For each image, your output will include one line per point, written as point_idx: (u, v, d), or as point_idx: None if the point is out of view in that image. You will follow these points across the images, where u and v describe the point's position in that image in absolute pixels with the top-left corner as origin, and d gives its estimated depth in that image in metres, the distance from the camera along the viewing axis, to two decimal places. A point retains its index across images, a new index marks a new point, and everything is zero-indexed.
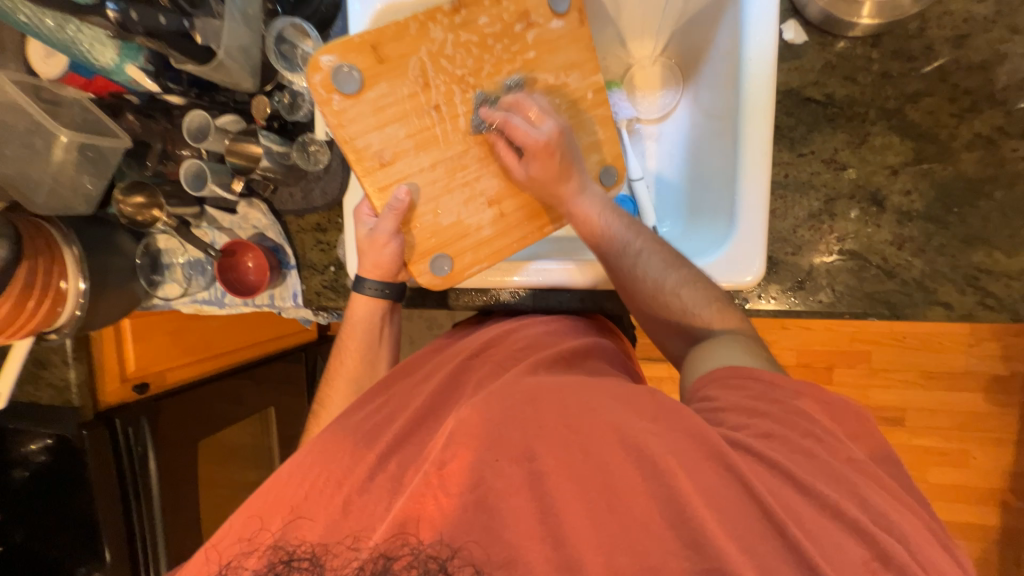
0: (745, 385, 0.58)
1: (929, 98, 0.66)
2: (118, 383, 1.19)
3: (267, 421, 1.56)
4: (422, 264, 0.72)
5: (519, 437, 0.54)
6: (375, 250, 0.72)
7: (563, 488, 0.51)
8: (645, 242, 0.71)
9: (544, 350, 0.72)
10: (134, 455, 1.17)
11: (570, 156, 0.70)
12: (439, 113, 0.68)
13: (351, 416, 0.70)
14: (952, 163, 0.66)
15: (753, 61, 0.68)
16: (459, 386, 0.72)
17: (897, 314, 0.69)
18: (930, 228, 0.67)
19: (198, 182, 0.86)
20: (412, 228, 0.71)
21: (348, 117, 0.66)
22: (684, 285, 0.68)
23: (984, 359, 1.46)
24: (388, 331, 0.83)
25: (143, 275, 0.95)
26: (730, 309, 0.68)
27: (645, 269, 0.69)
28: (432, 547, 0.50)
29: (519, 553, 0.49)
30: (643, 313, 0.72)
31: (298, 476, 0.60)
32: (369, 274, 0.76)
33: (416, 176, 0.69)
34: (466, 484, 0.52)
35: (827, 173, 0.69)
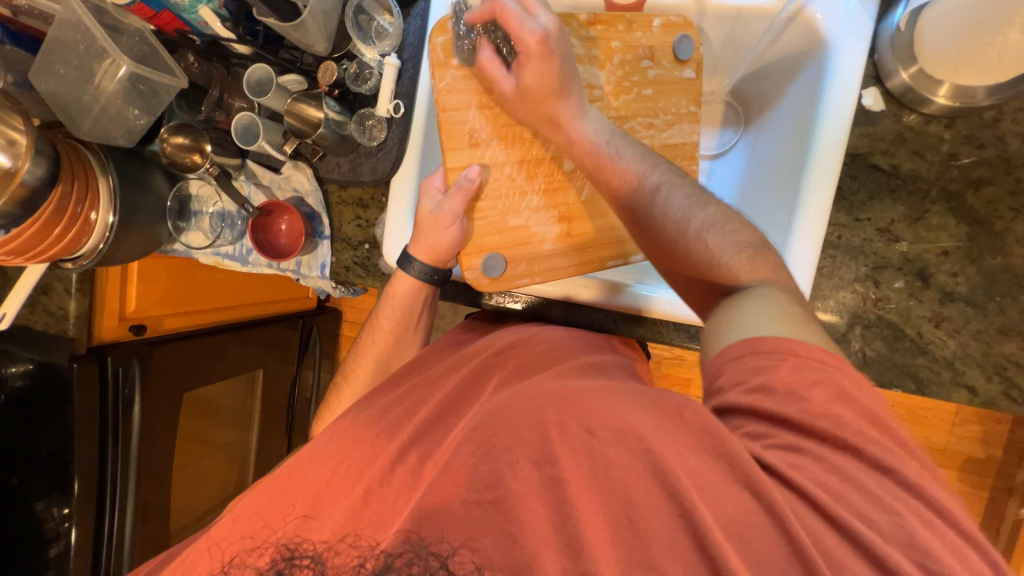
0: (762, 368, 0.48)
1: (990, 187, 0.67)
2: (116, 321, 1.14)
3: (253, 382, 1.51)
4: (474, 258, 0.72)
5: (538, 439, 0.50)
6: (435, 230, 0.72)
7: (586, 498, 0.47)
8: (664, 177, 0.62)
9: (571, 358, 0.68)
10: (121, 396, 1.11)
11: (545, 82, 0.64)
12: None
13: (373, 406, 0.70)
14: (1002, 255, 0.68)
15: (826, 119, 0.69)
16: (479, 384, 0.69)
17: (922, 390, 0.70)
18: (969, 312, 0.69)
19: (247, 135, 0.84)
20: (476, 212, 0.71)
21: (462, 85, 0.69)
22: (713, 226, 0.58)
23: (964, 440, 1.49)
24: (426, 318, 0.83)
25: (170, 219, 0.92)
26: (764, 257, 0.57)
27: (670, 203, 0.60)
28: (436, 545, 0.48)
29: (535, 558, 0.46)
30: (655, 250, 0.62)
31: (318, 461, 0.62)
32: (421, 253, 0.75)
33: (498, 168, 0.71)
34: (490, 482, 0.49)
35: (880, 241, 0.70)
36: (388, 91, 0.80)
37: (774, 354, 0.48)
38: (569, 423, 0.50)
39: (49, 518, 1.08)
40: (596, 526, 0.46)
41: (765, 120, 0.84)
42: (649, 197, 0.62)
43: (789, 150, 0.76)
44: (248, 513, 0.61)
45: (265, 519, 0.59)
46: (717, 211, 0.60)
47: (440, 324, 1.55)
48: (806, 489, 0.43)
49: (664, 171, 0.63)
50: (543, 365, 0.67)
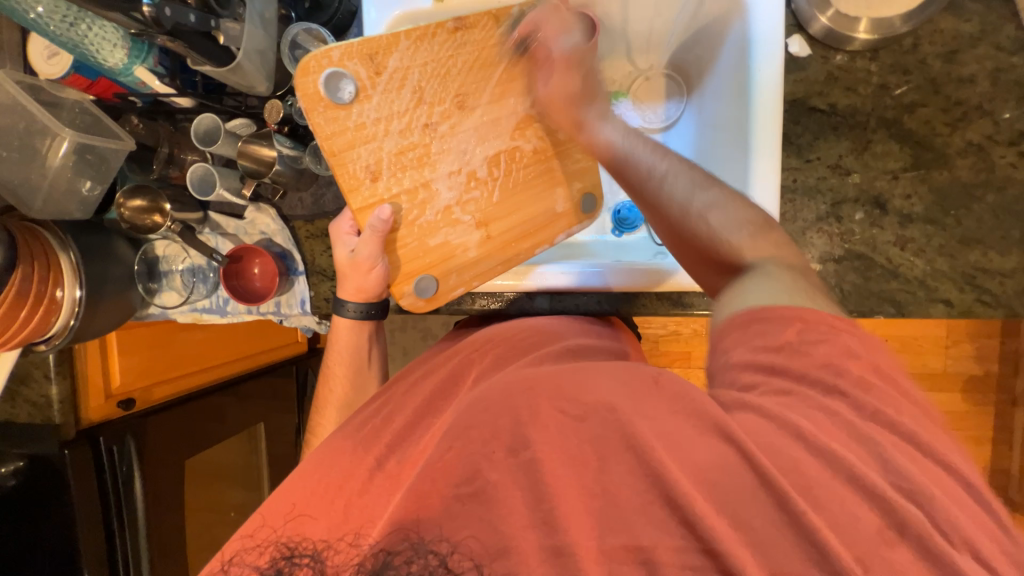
0: (766, 330, 0.47)
1: (924, 108, 0.70)
2: (103, 399, 1.09)
3: (255, 437, 1.48)
4: (405, 286, 0.71)
5: (509, 427, 0.48)
6: (358, 273, 0.71)
7: (561, 476, 0.45)
8: (671, 165, 0.60)
9: (556, 342, 0.66)
10: (120, 475, 1.09)
11: (570, 96, 0.66)
12: (433, 131, 0.66)
13: (355, 419, 0.66)
14: (948, 169, 0.70)
15: (759, 79, 0.72)
16: (456, 385, 0.65)
17: (902, 312, 0.72)
18: (929, 230, 0.71)
19: (204, 186, 0.85)
20: (397, 245, 0.69)
21: (343, 126, 0.62)
22: (716, 206, 0.57)
23: (960, 360, 1.52)
24: (382, 342, 0.83)
25: (140, 282, 0.92)
26: (766, 234, 0.56)
27: (676, 188, 0.58)
28: (435, 542, 0.46)
29: (513, 541, 0.45)
30: (665, 238, 0.61)
31: (298, 478, 0.57)
32: (351, 296, 0.75)
33: (399, 197, 0.67)
34: (468, 475, 0.47)
35: (833, 178, 0.73)
36: None
37: (781, 317, 0.47)
38: (542, 404, 0.48)
39: None
40: (571, 497, 0.45)
41: (704, 88, 0.86)
42: (657, 183, 0.59)
43: (732, 113, 0.78)
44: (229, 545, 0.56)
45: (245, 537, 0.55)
46: (720, 193, 0.59)
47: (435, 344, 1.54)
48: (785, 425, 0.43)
49: (671, 159, 0.61)
50: (523, 352, 0.65)
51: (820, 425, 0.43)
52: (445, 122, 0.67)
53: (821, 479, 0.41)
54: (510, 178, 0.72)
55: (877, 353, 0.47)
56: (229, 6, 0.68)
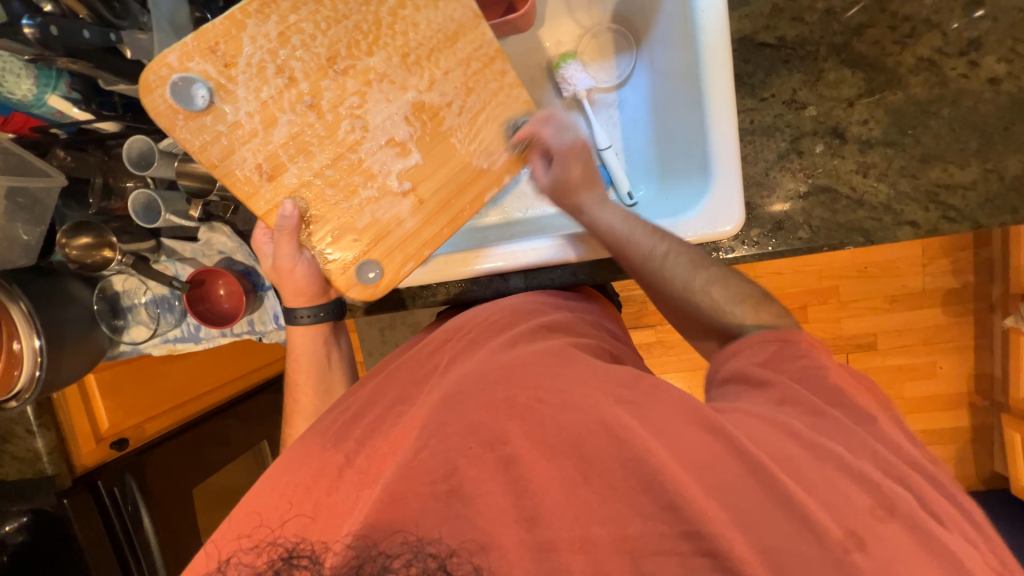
0: (753, 349, 0.57)
1: (872, 29, 0.69)
2: (93, 444, 1.07)
3: (261, 453, 1.47)
4: (347, 278, 0.65)
5: (491, 422, 0.44)
6: (288, 276, 0.69)
7: (541, 470, 0.41)
8: (670, 246, 0.66)
9: (523, 322, 0.64)
10: (126, 514, 1.08)
11: (577, 180, 0.72)
12: (316, 108, 0.60)
13: (327, 418, 0.60)
14: (901, 89, 0.69)
15: (702, 16, 0.69)
16: (428, 375, 0.62)
17: (871, 239, 0.72)
18: (890, 153, 0.70)
19: (150, 214, 0.81)
20: (317, 241, 0.64)
21: (213, 134, 0.58)
22: (716, 281, 0.65)
23: (937, 276, 1.55)
24: (344, 343, 0.82)
25: (104, 321, 0.88)
26: (767, 306, 0.63)
27: (680, 268, 0.65)
28: (433, 544, 0.38)
29: (492, 537, 0.38)
30: (667, 306, 0.69)
31: (267, 486, 0.51)
32: (295, 302, 0.74)
33: (312, 184, 0.62)
34: (444, 472, 0.41)
35: (789, 113, 0.71)
36: None
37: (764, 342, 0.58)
38: (519, 396, 0.46)
39: None
40: (553, 490, 0.41)
41: (653, 37, 0.84)
42: (658, 269, 0.65)
43: (684, 61, 0.76)
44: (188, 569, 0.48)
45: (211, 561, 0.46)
46: (717, 267, 0.66)
47: None
48: None
49: (669, 240, 0.66)
50: (497, 333, 0.63)
51: None
52: (345, 95, 0.61)
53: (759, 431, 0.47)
54: (437, 135, 0.65)
55: None
56: (130, 16, 0.63)
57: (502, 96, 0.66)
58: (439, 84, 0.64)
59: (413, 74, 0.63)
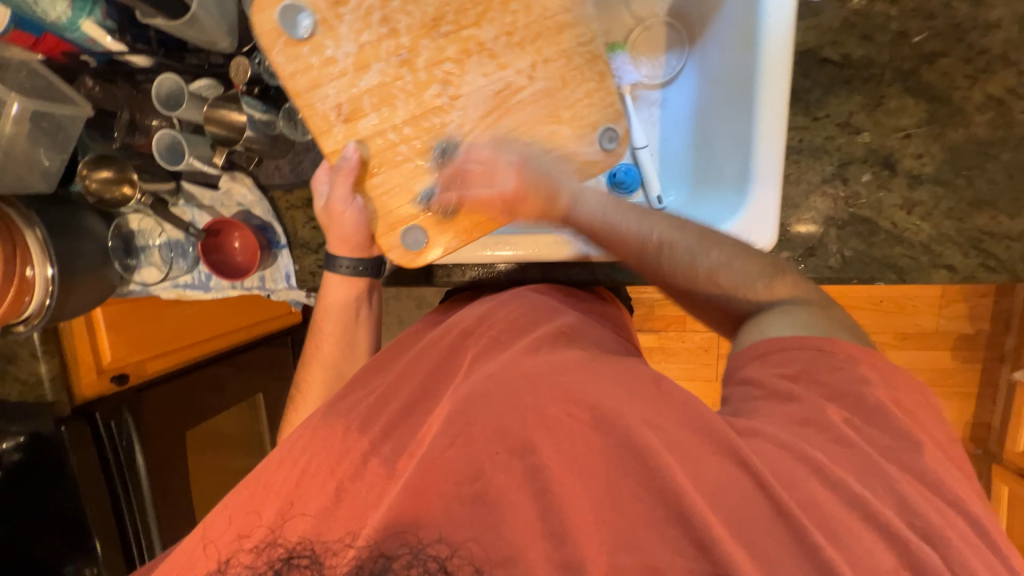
0: (784, 359, 0.52)
1: (945, 59, 0.65)
2: (95, 375, 1.08)
3: (255, 406, 1.47)
4: (391, 237, 0.64)
5: (516, 426, 0.46)
6: (335, 221, 0.66)
7: (566, 480, 0.43)
8: (665, 230, 0.60)
9: (545, 323, 0.63)
10: (120, 447, 1.09)
11: (542, 196, 0.61)
12: (412, 70, 0.60)
13: (344, 400, 0.61)
14: (964, 126, 0.66)
15: (769, 19, 0.66)
16: (450, 369, 0.62)
17: (903, 278, 0.70)
18: (939, 192, 0.68)
19: (173, 155, 0.79)
20: (373, 188, 0.63)
21: (307, 64, 0.57)
22: (723, 266, 0.58)
23: (952, 319, 1.53)
24: (376, 297, 0.79)
25: (117, 258, 0.87)
26: (782, 280, 0.58)
27: (678, 254, 0.59)
28: (433, 546, 0.42)
29: (520, 549, 0.41)
30: (671, 293, 0.62)
31: (286, 458, 0.53)
32: (339, 250, 0.71)
33: (387, 136, 0.61)
34: (469, 474, 0.44)
35: (841, 137, 0.68)
36: None
37: (796, 347, 0.52)
38: (548, 404, 0.47)
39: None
40: (580, 505, 0.42)
41: (708, 38, 0.81)
42: (653, 259, 0.60)
43: (737, 67, 0.73)
44: (196, 539, 0.52)
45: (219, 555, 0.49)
46: (725, 250, 0.59)
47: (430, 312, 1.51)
48: None
49: (663, 223, 0.61)
50: (518, 334, 0.61)
51: None
52: (444, 59, 0.60)
53: (775, 456, 0.45)
54: (524, 124, 0.64)
55: None
56: None
57: (594, 98, 0.66)
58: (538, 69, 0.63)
59: (513, 47, 0.62)
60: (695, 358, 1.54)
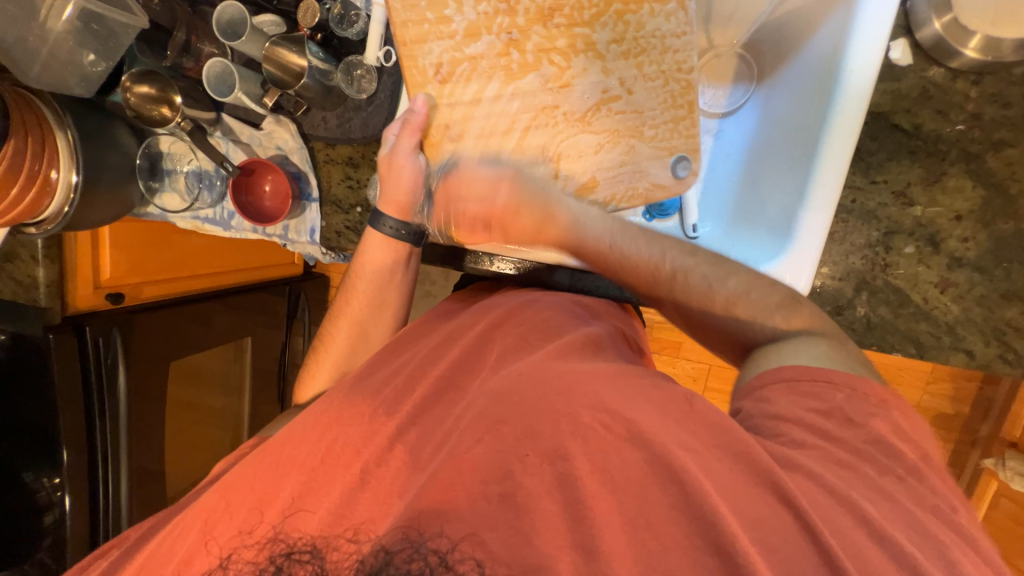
0: (817, 392, 0.50)
1: (1011, 148, 0.66)
2: (90, 289, 1.04)
3: (241, 351, 1.36)
4: (448, 210, 0.67)
5: (551, 432, 0.48)
6: (393, 175, 0.68)
7: (600, 495, 0.44)
8: (674, 260, 0.61)
9: (573, 329, 0.63)
10: (103, 367, 1.00)
11: (528, 227, 0.65)
12: (518, 54, 0.62)
13: (368, 377, 0.63)
14: (1015, 219, 0.66)
15: (850, 72, 0.66)
16: (479, 360, 0.63)
17: (922, 354, 0.71)
18: (975, 278, 0.68)
19: (222, 86, 0.77)
20: (438, 154, 0.66)
21: (419, 15, 0.59)
22: (743, 295, 0.58)
23: (936, 397, 1.56)
24: (414, 264, 0.78)
25: (141, 178, 0.85)
26: (798, 313, 0.57)
27: (692, 283, 0.59)
28: (435, 540, 0.44)
29: (550, 561, 0.42)
30: (684, 320, 0.62)
31: (310, 434, 0.55)
32: (393, 211, 0.71)
33: (468, 108, 0.63)
34: (498, 475, 0.46)
35: (894, 206, 0.69)
36: (376, 36, 0.72)
37: (826, 381, 0.50)
38: (583, 414, 0.48)
39: (40, 487, 0.97)
40: (610, 524, 0.43)
41: (779, 78, 0.80)
42: (664, 281, 0.60)
43: (802, 113, 0.73)
44: (216, 498, 0.53)
45: (238, 526, 0.51)
46: (740, 279, 0.59)
47: (432, 290, 1.50)
48: (806, 484, 0.44)
49: (672, 250, 0.61)
50: (545, 337, 0.62)
51: (838, 477, 0.45)
52: (553, 49, 0.62)
53: None
54: (610, 132, 0.66)
55: (893, 421, 0.49)
56: None
57: (680, 125, 0.67)
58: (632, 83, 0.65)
59: (614, 58, 0.63)
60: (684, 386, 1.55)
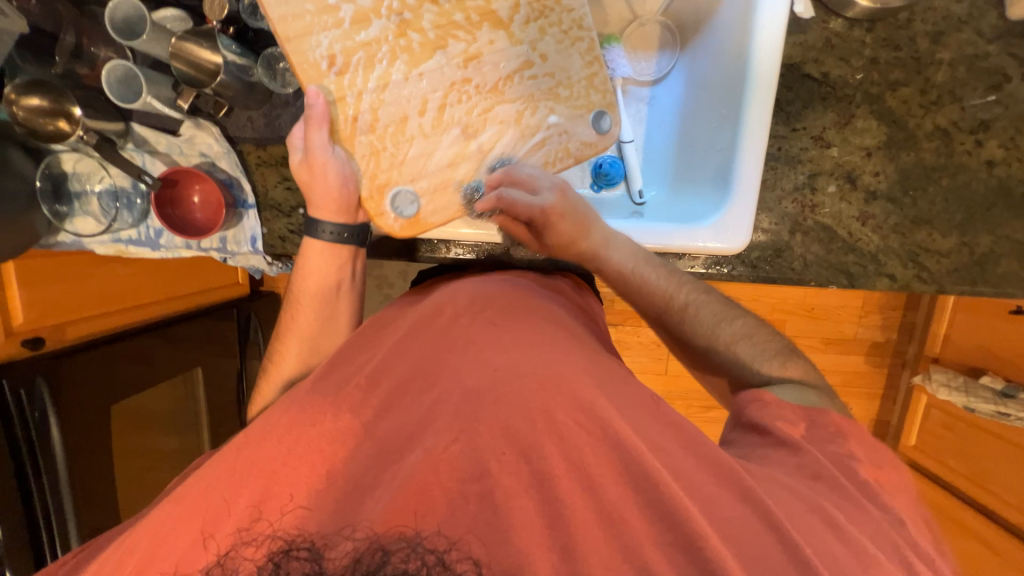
0: (785, 412, 0.63)
1: (905, 87, 0.73)
2: (3, 338, 0.93)
3: (191, 383, 1.26)
4: (378, 203, 0.63)
5: (524, 431, 0.49)
6: (316, 176, 0.62)
7: (569, 487, 0.47)
8: (690, 295, 0.72)
9: (538, 311, 0.67)
10: (29, 422, 0.89)
11: (573, 230, 0.70)
12: (419, 35, 0.60)
13: (331, 377, 0.61)
14: (914, 150, 0.74)
15: (760, 28, 0.70)
16: (451, 347, 0.61)
17: (853, 283, 0.78)
18: (889, 208, 0.75)
19: (126, 91, 0.69)
20: (355, 143, 0.61)
21: (299, 10, 0.55)
22: (740, 339, 0.71)
23: (869, 328, 1.71)
24: (360, 274, 0.76)
25: (45, 203, 0.76)
26: (793, 360, 0.70)
27: (702, 318, 0.71)
28: (431, 539, 0.41)
29: (529, 558, 0.43)
30: (685, 351, 0.75)
31: (270, 437, 0.52)
32: (324, 213, 0.66)
33: (379, 98, 0.60)
34: (475, 474, 0.47)
35: (814, 149, 0.74)
36: None
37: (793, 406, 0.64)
38: (560, 416, 0.51)
39: None
40: (581, 510, 0.46)
41: (699, 41, 0.85)
42: (681, 313, 0.71)
43: (724, 73, 0.77)
44: (164, 521, 0.47)
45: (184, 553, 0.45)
46: (744, 323, 0.73)
47: (391, 293, 1.46)
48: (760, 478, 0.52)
49: (689, 285, 0.72)
50: (514, 319, 0.64)
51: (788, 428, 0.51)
52: (451, 24, 0.61)
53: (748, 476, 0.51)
54: (525, 98, 0.66)
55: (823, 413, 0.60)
56: None
57: (595, 82, 0.68)
58: (542, 46, 0.65)
59: (517, 22, 0.64)
60: (648, 352, 1.62)
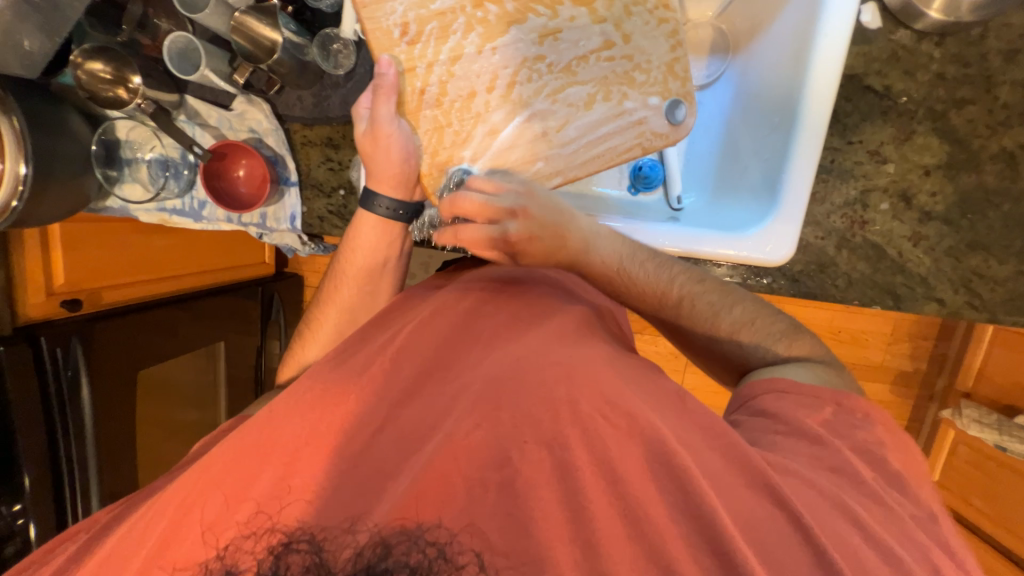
0: (806, 402, 0.57)
1: (972, 106, 0.70)
2: (43, 297, 0.95)
3: (214, 356, 1.28)
4: (436, 179, 0.63)
5: (548, 423, 0.49)
6: (380, 148, 0.63)
7: (593, 480, 0.46)
8: (683, 288, 0.66)
9: (567, 305, 0.65)
10: (63, 380, 0.92)
11: (542, 244, 0.63)
12: (495, 8, 0.60)
13: (349, 356, 0.62)
14: (976, 172, 0.71)
15: (824, 25, 0.68)
16: (472, 334, 0.62)
17: (898, 305, 0.75)
18: (944, 229, 0.73)
19: (185, 63, 0.72)
20: (421, 118, 0.61)
21: None
22: (742, 326, 0.65)
23: (897, 356, 1.66)
24: (405, 252, 0.77)
25: (98, 166, 0.78)
26: (798, 339, 0.66)
27: (699, 310, 0.66)
28: (432, 531, 0.43)
29: (546, 550, 0.43)
30: (686, 342, 0.70)
31: (293, 413, 0.52)
32: (381, 186, 0.68)
33: (448, 69, 0.60)
34: (497, 462, 0.46)
35: (869, 163, 0.72)
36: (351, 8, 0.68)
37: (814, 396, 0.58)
38: (583, 404, 0.50)
39: None
40: (604, 505, 0.45)
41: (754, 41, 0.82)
42: (675, 308, 0.66)
43: (782, 70, 0.75)
44: (192, 485, 0.48)
45: (209, 516, 0.46)
46: (744, 309, 0.67)
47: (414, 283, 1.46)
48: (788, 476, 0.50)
49: (680, 275, 0.66)
50: (540, 313, 0.63)
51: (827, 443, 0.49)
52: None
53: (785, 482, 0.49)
54: (598, 81, 0.64)
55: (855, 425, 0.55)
56: None
57: (676, 68, 0.65)
58: (624, 26, 0.63)
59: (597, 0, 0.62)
60: (667, 363, 1.59)
